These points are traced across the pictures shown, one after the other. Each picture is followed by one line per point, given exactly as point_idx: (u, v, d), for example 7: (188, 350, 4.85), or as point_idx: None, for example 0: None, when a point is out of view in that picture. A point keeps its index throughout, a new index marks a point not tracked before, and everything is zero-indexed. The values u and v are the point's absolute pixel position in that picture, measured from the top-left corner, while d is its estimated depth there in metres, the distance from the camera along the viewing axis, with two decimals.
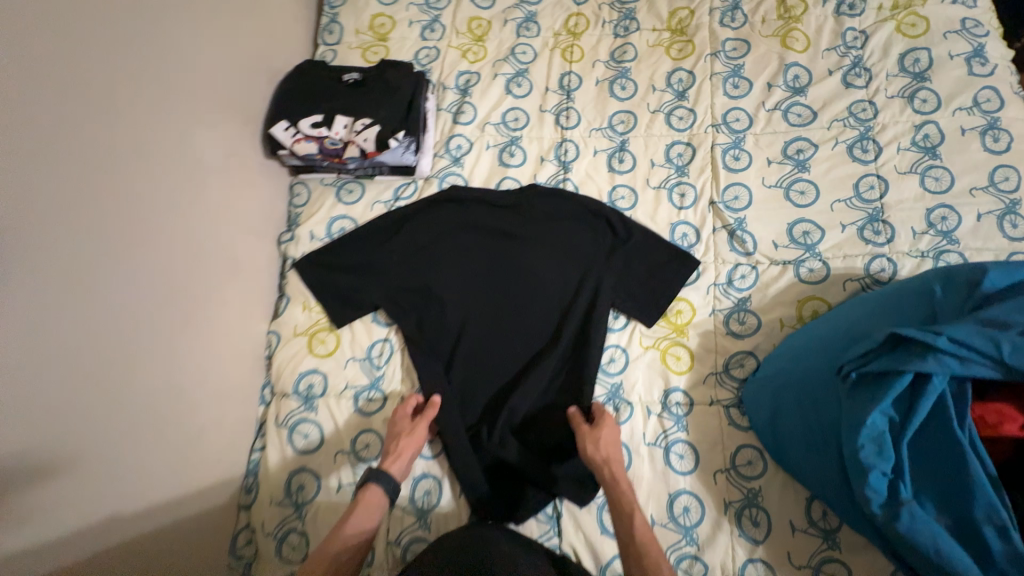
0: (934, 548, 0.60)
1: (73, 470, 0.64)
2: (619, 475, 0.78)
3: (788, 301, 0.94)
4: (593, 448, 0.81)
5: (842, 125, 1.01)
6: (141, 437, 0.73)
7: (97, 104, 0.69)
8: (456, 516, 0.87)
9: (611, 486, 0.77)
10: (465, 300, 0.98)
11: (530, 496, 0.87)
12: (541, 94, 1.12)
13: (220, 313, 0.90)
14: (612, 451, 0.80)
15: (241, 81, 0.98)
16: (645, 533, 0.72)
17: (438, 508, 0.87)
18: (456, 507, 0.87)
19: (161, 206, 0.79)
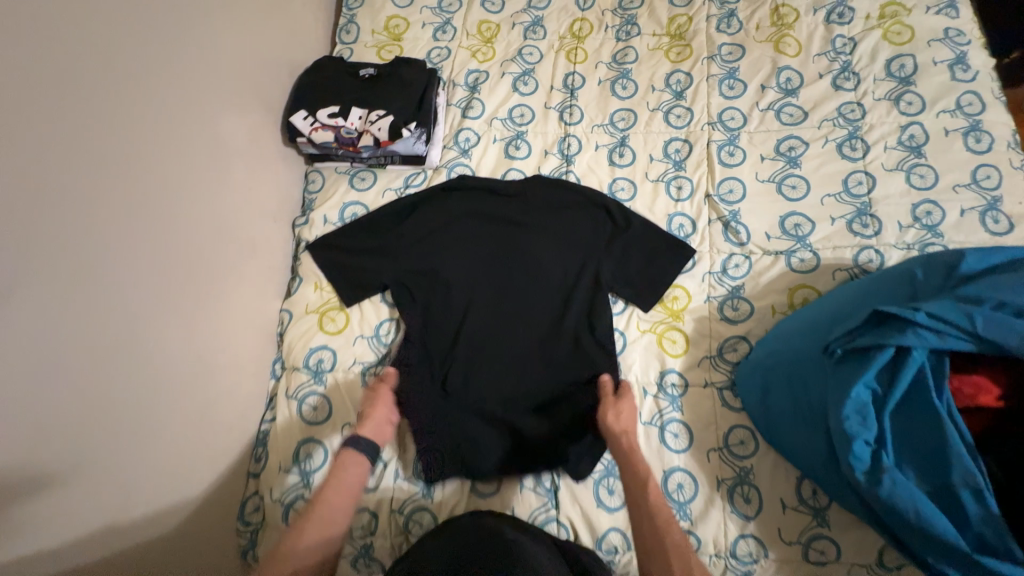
0: (914, 511, 0.62)
1: (94, 421, 0.68)
2: (635, 444, 0.82)
3: (780, 289, 0.98)
4: (615, 417, 0.85)
5: (831, 124, 1.06)
6: (155, 399, 0.78)
7: (128, 86, 0.75)
8: (460, 492, 0.90)
9: (626, 453, 0.81)
10: (470, 283, 1.01)
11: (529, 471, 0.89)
12: (546, 92, 1.18)
13: (233, 288, 0.95)
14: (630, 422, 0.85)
15: (263, 74, 1.05)
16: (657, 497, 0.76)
17: (443, 483, 0.91)
18: (460, 482, 0.91)
19: (182, 185, 0.84)
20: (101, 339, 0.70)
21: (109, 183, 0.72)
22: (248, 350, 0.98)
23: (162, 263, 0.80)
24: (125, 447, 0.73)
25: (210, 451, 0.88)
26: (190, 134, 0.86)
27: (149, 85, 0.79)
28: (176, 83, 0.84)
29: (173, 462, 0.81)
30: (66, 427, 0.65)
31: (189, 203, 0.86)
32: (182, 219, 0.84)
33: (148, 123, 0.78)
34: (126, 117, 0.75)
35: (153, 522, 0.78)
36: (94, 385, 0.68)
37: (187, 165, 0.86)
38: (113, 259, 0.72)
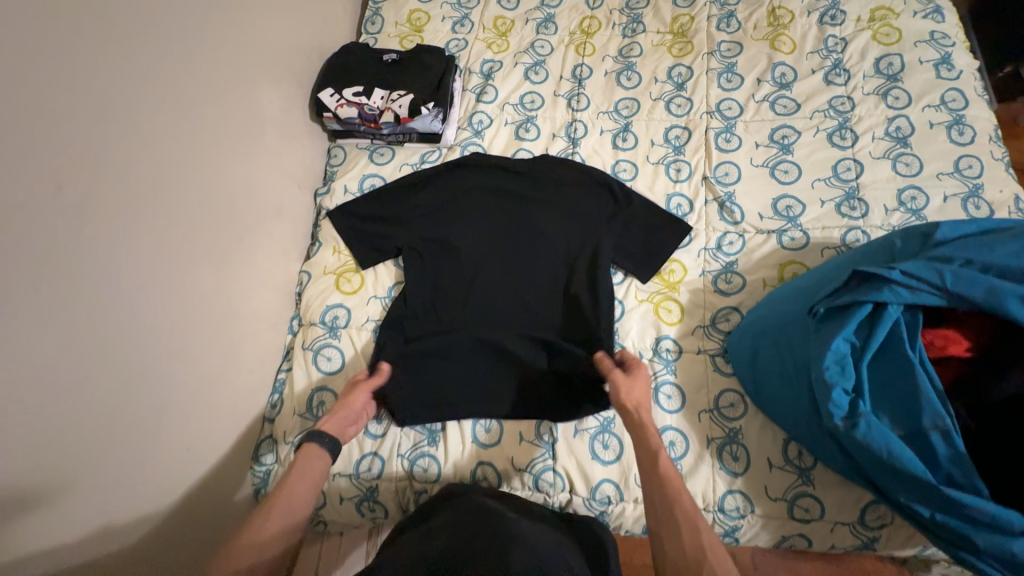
0: (887, 451, 0.67)
1: (134, 347, 0.75)
2: (647, 419, 0.82)
3: (771, 264, 1.03)
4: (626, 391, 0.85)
5: (823, 115, 1.13)
6: (186, 333, 0.85)
7: (180, 53, 0.84)
8: (464, 455, 0.94)
9: (636, 424, 0.81)
10: (479, 251, 1.08)
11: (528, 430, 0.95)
12: (555, 81, 1.26)
13: (259, 244, 1.02)
14: (640, 396, 0.85)
15: (295, 54, 1.14)
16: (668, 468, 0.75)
17: (446, 447, 0.95)
18: (462, 448, 0.95)
19: (221, 143, 0.93)
20: (145, 271, 0.77)
21: (161, 132, 0.80)
22: (269, 304, 1.05)
23: (200, 210, 0.88)
24: (158, 373, 0.79)
25: (230, 391, 0.95)
26: (230, 99, 0.95)
27: (197, 51, 0.88)
28: (221, 52, 0.93)
29: (199, 395, 0.88)
30: (112, 344, 0.72)
31: (227, 161, 0.94)
32: (219, 174, 0.92)
33: (195, 84, 0.87)
34: (177, 76, 0.83)
35: (178, 448, 0.84)
36: (137, 310, 0.76)
37: (226, 126, 0.94)
38: (160, 200, 0.80)
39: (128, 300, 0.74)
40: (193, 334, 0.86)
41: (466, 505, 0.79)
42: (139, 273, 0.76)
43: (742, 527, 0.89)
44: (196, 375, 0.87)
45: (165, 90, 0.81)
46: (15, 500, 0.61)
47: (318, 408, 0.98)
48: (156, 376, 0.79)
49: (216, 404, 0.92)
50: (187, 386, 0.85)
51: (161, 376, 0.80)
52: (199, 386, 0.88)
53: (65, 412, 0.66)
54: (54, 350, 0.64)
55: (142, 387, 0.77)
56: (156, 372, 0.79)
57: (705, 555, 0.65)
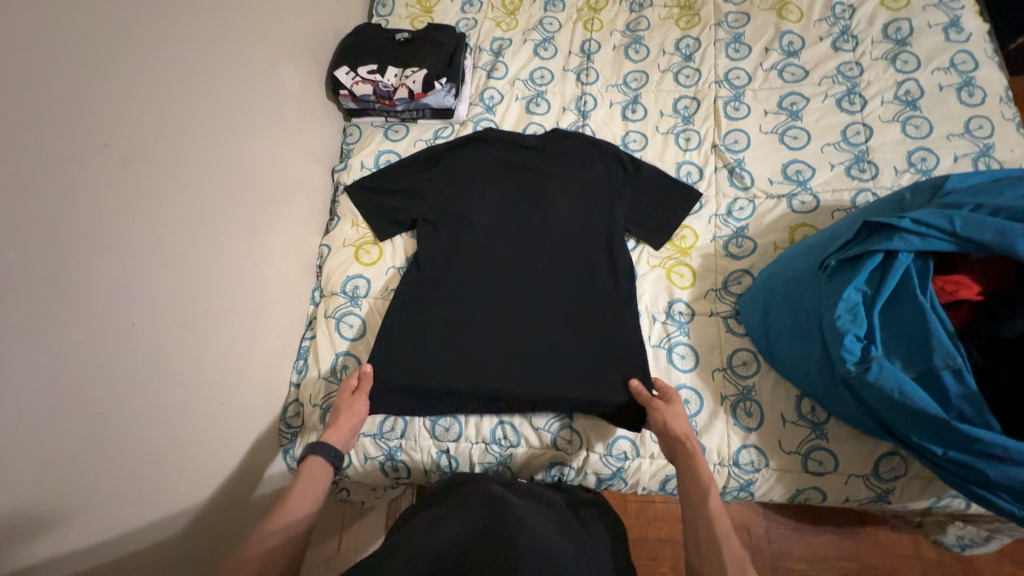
0: (899, 391, 0.69)
1: (173, 307, 0.79)
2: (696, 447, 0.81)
3: (781, 228, 1.05)
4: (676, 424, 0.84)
5: (831, 81, 1.14)
6: (219, 294, 0.88)
7: (208, 28, 0.87)
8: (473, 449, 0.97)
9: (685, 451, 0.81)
10: (493, 222, 1.09)
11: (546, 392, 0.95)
12: (564, 57, 1.28)
13: (282, 217, 1.06)
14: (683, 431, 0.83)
15: (311, 35, 1.18)
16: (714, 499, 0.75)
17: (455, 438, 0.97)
18: (472, 439, 0.97)
19: (246, 115, 0.96)
20: (183, 230, 0.81)
21: (194, 100, 0.84)
22: (292, 274, 1.09)
23: (230, 179, 0.92)
24: (195, 328, 0.83)
25: (260, 354, 0.99)
26: (254, 72, 0.99)
27: (223, 23, 0.91)
28: (243, 24, 0.96)
29: (232, 355, 0.92)
30: (154, 297, 0.76)
31: (253, 133, 0.98)
32: (245, 143, 0.96)
33: (221, 55, 0.91)
34: (206, 46, 0.87)
35: (216, 403, 0.88)
36: (176, 268, 0.80)
37: (251, 99, 0.98)
38: (195, 164, 0.84)
39: (168, 258, 0.78)
40: (225, 296, 0.90)
41: (472, 488, 0.79)
42: (178, 233, 0.80)
43: (757, 481, 0.91)
44: (228, 335, 0.91)
45: (196, 58, 0.85)
46: (78, 432, 0.65)
47: (342, 372, 1.02)
48: (194, 331, 0.83)
49: (247, 364, 0.96)
50: (219, 347, 0.89)
51: (197, 333, 0.84)
52: (231, 346, 0.92)
53: (114, 363, 0.69)
54: (102, 303, 0.68)
55: (181, 342, 0.81)
56: (193, 328, 0.83)
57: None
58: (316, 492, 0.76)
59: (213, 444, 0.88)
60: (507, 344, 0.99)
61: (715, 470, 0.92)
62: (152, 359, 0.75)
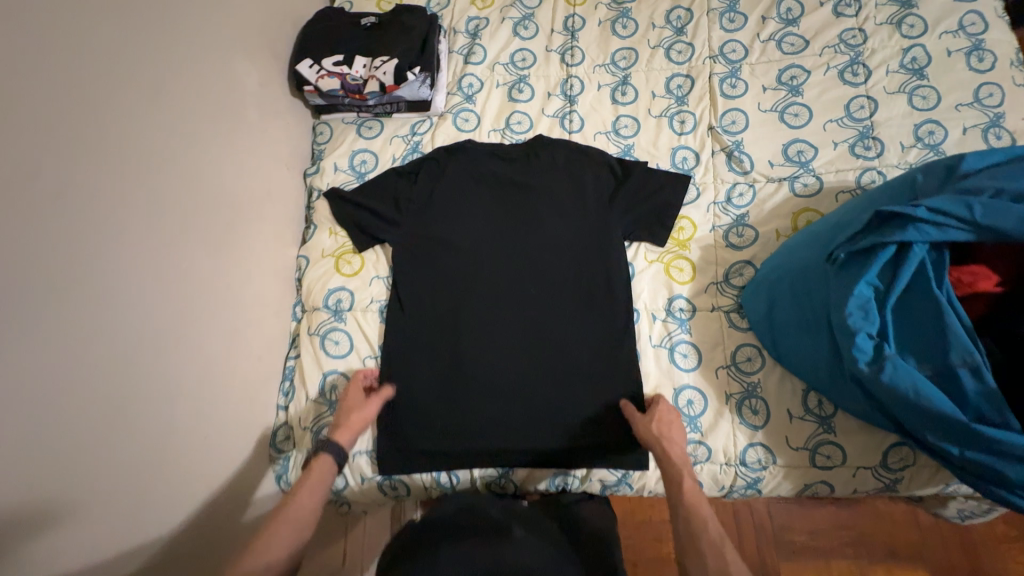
0: (914, 392, 0.66)
1: (140, 346, 0.72)
2: (672, 449, 0.81)
3: (784, 214, 1.00)
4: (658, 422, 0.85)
5: (833, 51, 1.06)
6: (191, 323, 0.82)
7: (145, 26, 0.77)
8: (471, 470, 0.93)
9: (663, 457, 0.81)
10: (478, 230, 1.03)
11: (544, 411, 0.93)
12: (547, 35, 1.18)
13: (253, 230, 0.98)
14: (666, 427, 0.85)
15: (267, 25, 1.06)
16: (694, 496, 0.75)
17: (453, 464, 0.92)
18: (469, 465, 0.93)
19: (202, 121, 0.87)
20: (144, 259, 0.74)
21: (140, 109, 0.75)
22: (270, 291, 1.02)
23: (191, 195, 0.83)
24: (170, 363, 0.77)
25: (242, 380, 0.93)
26: (205, 72, 0.89)
27: (164, 17, 0.80)
28: (187, 18, 0.86)
29: (214, 385, 0.86)
30: (119, 338, 0.69)
31: (212, 141, 0.89)
32: (203, 153, 0.87)
33: (167, 56, 0.81)
34: (148, 47, 0.77)
35: (202, 438, 0.83)
36: (142, 301, 0.73)
37: (205, 103, 0.88)
38: (150, 184, 0.75)
39: (131, 292, 0.71)
40: (198, 324, 0.83)
41: (463, 515, 0.77)
42: (139, 263, 0.73)
43: (764, 479, 0.89)
44: (208, 364, 0.85)
45: (136, 61, 0.75)
46: (49, 496, 0.59)
47: (333, 392, 0.98)
48: (168, 366, 0.77)
49: (231, 391, 0.90)
50: (198, 379, 0.83)
51: (174, 368, 0.78)
52: (213, 376, 0.86)
53: (77, 416, 0.63)
54: (55, 353, 0.60)
55: (158, 380, 0.75)
56: (168, 363, 0.77)
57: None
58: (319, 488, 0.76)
59: (201, 483, 0.83)
60: (502, 353, 0.96)
61: (721, 470, 0.90)
62: (126, 403, 0.69)
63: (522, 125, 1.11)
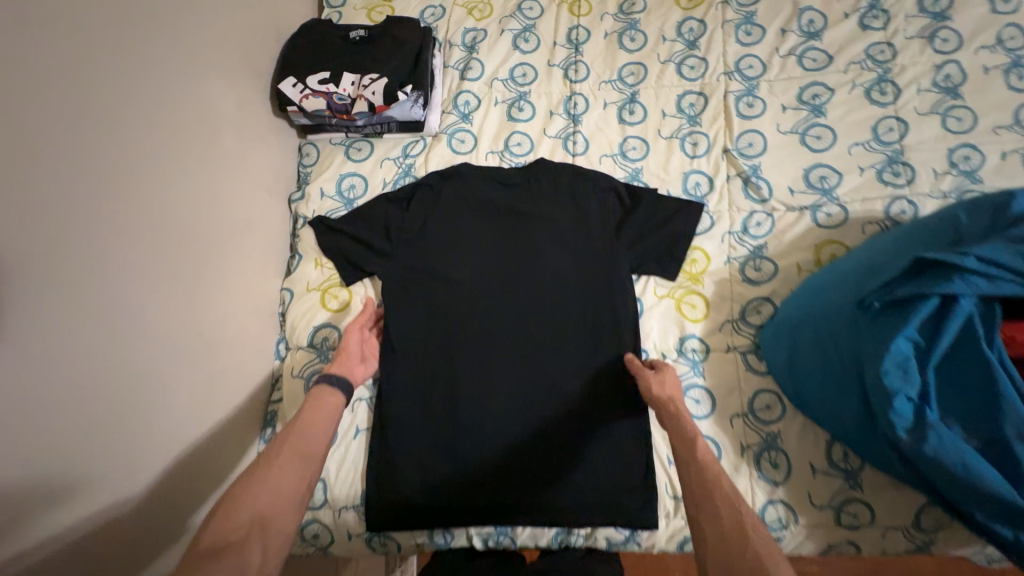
0: (962, 466, 0.59)
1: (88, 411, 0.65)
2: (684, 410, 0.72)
3: (805, 246, 0.92)
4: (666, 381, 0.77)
5: (859, 68, 0.98)
6: (153, 377, 0.74)
7: (105, 54, 0.69)
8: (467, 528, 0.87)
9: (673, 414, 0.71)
10: (474, 262, 0.95)
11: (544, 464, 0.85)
12: (549, 49, 1.11)
13: (230, 265, 0.91)
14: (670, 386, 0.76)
15: (248, 41, 0.99)
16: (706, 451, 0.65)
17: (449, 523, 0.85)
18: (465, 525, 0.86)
19: (170, 151, 0.79)
20: (93, 313, 0.66)
21: (90, 145, 0.67)
22: (249, 329, 0.95)
23: (155, 235, 0.75)
24: (122, 426, 0.70)
25: (213, 430, 0.86)
26: (174, 96, 0.81)
27: (124, 40, 0.72)
28: (152, 37, 0.77)
29: (177, 441, 0.79)
30: (58, 404, 0.62)
31: (182, 172, 0.81)
32: (170, 186, 0.79)
33: (127, 82, 0.72)
34: (102, 72, 0.69)
35: (160, 501, 0.76)
36: (90, 362, 0.65)
37: (174, 131, 0.80)
38: (103, 227, 0.68)
39: (73, 354, 0.63)
40: (161, 377, 0.76)
41: None
42: (86, 319, 0.65)
43: (785, 539, 0.81)
44: (171, 420, 0.78)
45: (87, 90, 0.67)
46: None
47: None
48: (120, 429, 0.69)
49: (199, 445, 0.83)
50: (156, 439, 0.75)
51: (128, 430, 0.71)
52: (177, 431, 0.79)
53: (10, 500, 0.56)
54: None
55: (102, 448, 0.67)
56: (120, 427, 0.69)
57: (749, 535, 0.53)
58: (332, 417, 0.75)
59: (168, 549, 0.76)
60: (499, 398, 0.89)
61: None
62: (62, 478, 0.62)
63: (522, 146, 1.04)
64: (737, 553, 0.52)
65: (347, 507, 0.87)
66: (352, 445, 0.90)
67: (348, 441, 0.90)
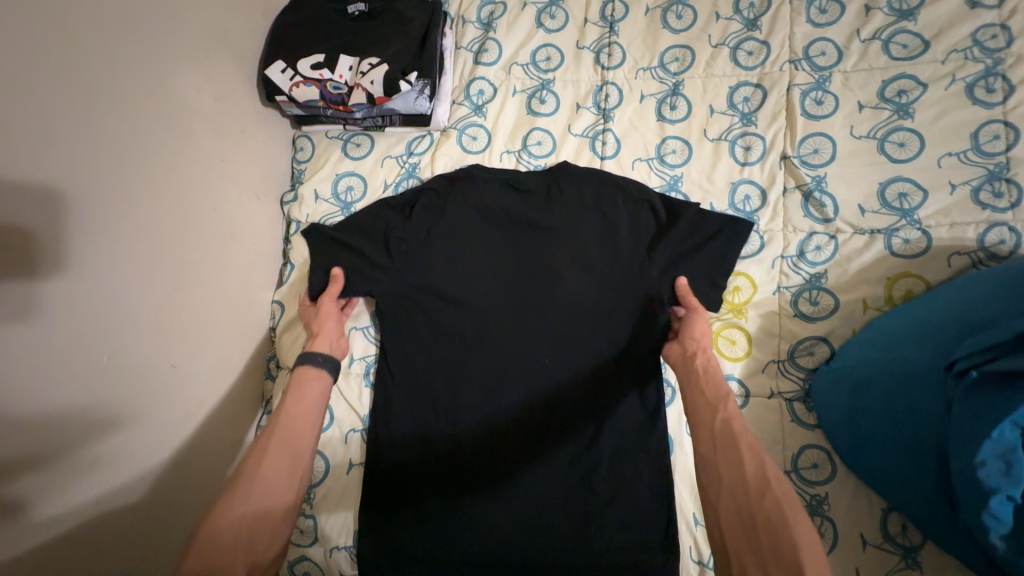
0: None
1: (44, 460, 0.59)
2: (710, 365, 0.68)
3: (874, 279, 0.78)
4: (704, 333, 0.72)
5: (961, 58, 0.80)
6: (114, 416, 0.67)
7: (54, 45, 0.59)
8: None
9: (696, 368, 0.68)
10: (485, 282, 0.83)
11: (550, 517, 0.76)
12: (578, 27, 0.94)
13: (210, 282, 0.81)
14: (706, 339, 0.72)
15: (233, 19, 0.86)
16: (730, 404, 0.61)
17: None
18: None
19: (129, 157, 0.67)
20: (34, 361, 0.57)
21: (23, 158, 0.55)
22: (235, 350, 0.87)
23: (113, 260, 0.65)
24: (72, 477, 0.62)
25: (195, 464, 0.79)
26: (133, 89, 0.68)
27: (65, 22, 0.60)
28: (102, 18, 0.64)
29: (148, 480, 0.72)
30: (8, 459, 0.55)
31: (146, 181, 0.70)
32: (131, 200, 0.68)
33: (70, 75, 0.60)
34: (34, 66, 0.56)
35: (131, 549, 0.70)
36: (28, 415, 0.57)
37: (142, 131, 0.70)
38: (43, 257, 0.57)
39: (10, 406, 0.55)
40: (125, 417, 0.68)
41: None
42: (25, 366, 0.56)
43: None
44: (138, 463, 0.70)
45: (15, 91, 0.54)
46: None
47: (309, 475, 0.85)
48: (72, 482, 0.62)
49: (177, 483, 0.76)
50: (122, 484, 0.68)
51: (90, 473, 0.64)
52: (148, 473, 0.72)
53: None
54: None
55: (46, 506, 0.60)
56: (79, 472, 0.63)
57: (771, 490, 0.50)
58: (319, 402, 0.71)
59: None
60: (502, 439, 0.79)
61: None
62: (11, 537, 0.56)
63: (542, 146, 0.90)
64: (756, 504, 0.50)
65: (340, 548, 0.81)
66: (347, 479, 0.84)
67: (341, 475, 0.84)
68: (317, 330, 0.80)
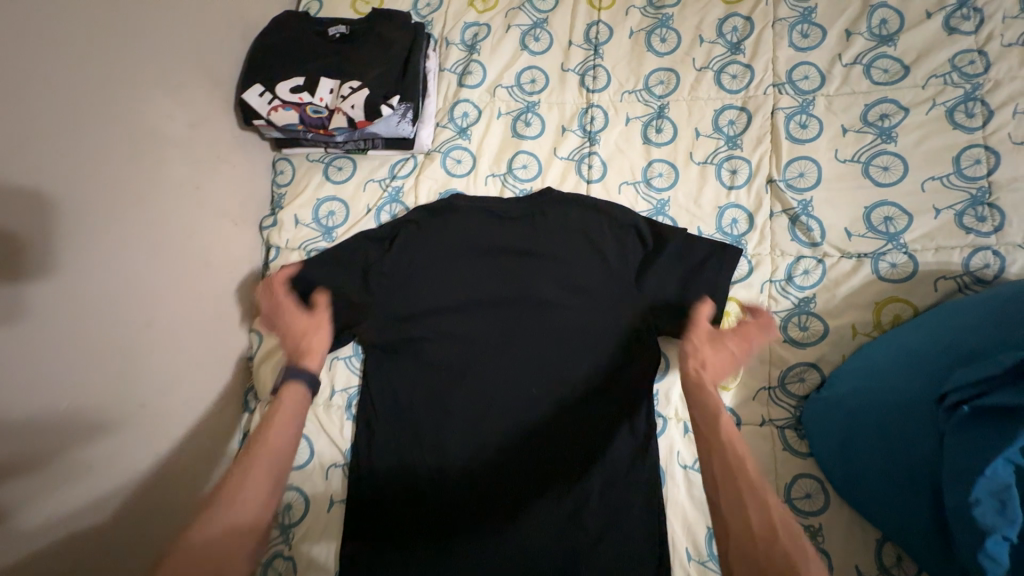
0: None
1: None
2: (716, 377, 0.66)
3: (863, 304, 0.77)
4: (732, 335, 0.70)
5: (941, 82, 0.80)
6: (70, 459, 0.63)
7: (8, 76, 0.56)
8: None
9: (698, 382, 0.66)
10: (470, 310, 0.81)
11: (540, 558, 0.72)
12: (563, 49, 0.94)
13: (183, 312, 0.78)
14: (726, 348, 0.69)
15: (209, 41, 0.84)
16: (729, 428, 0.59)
17: None
18: None
19: (88, 189, 0.64)
20: None
21: None
22: (213, 384, 0.83)
23: (67, 298, 0.62)
24: (21, 528, 0.59)
25: (166, 507, 0.75)
26: (96, 120, 0.66)
27: (20, 50, 0.58)
28: (63, 46, 0.62)
29: (112, 526, 0.68)
30: None
31: (110, 213, 0.67)
32: (91, 235, 0.65)
33: (25, 105, 0.58)
34: None
35: None
36: None
37: (106, 160, 0.67)
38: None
39: None
40: (83, 459, 0.65)
41: None
42: None
43: None
44: (99, 507, 0.67)
45: None
46: None
47: (286, 514, 0.81)
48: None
49: (145, 528, 0.72)
50: (81, 535, 0.64)
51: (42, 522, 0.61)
52: (112, 521, 0.68)
53: None
54: None
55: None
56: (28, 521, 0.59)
57: (777, 537, 0.50)
58: (298, 420, 0.65)
59: None
60: (489, 472, 0.77)
61: None
62: None
63: (528, 170, 0.89)
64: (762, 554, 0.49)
65: None
66: (327, 518, 0.80)
67: (321, 514, 0.80)
68: (308, 349, 0.73)
